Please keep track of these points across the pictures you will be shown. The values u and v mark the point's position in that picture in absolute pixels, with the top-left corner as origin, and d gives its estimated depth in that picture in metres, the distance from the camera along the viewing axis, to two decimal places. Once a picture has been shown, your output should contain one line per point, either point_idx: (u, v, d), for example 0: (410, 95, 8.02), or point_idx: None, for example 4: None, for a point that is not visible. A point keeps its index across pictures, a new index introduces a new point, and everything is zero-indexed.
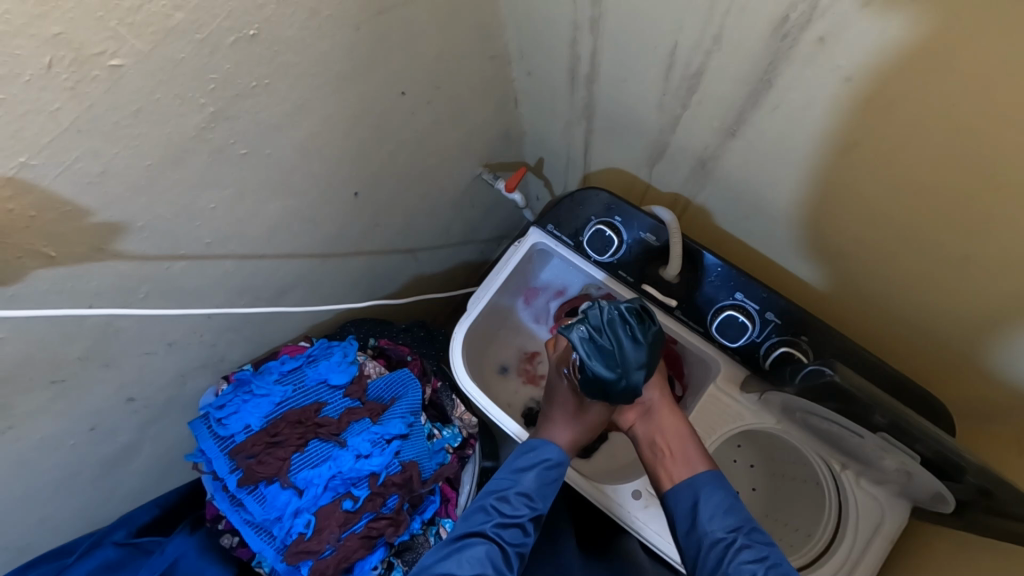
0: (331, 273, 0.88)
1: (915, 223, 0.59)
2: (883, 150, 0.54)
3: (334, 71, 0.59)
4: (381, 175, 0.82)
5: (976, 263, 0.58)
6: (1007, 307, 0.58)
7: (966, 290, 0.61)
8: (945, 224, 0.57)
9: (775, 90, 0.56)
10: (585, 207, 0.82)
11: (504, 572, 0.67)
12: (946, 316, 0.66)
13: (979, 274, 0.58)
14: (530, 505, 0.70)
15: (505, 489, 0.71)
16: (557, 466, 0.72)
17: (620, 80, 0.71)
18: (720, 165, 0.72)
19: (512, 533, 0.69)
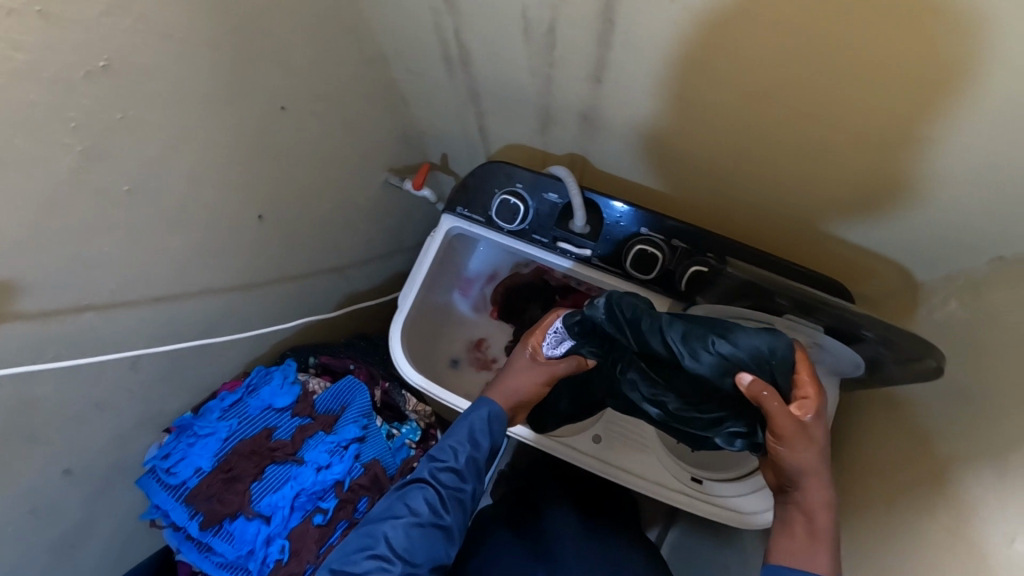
0: (257, 304, 0.87)
1: (769, 124, 0.66)
2: (722, 65, 0.60)
3: (200, 92, 0.60)
4: (284, 196, 0.82)
5: (827, 145, 0.65)
6: (864, 177, 0.66)
7: (829, 173, 0.69)
8: (793, 117, 0.63)
9: (618, 29, 0.61)
10: (489, 181, 0.86)
11: (440, 514, 0.66)
12: (823, 201, 0.73)
13: (835, 156, 0.66)
14: (464, 451, 0.69)
15: (445, 436, 0.70)
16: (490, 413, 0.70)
17: (488, 54, 0.75)
18: (599, 114, 0.77)
19: (448, 477, 0.68)
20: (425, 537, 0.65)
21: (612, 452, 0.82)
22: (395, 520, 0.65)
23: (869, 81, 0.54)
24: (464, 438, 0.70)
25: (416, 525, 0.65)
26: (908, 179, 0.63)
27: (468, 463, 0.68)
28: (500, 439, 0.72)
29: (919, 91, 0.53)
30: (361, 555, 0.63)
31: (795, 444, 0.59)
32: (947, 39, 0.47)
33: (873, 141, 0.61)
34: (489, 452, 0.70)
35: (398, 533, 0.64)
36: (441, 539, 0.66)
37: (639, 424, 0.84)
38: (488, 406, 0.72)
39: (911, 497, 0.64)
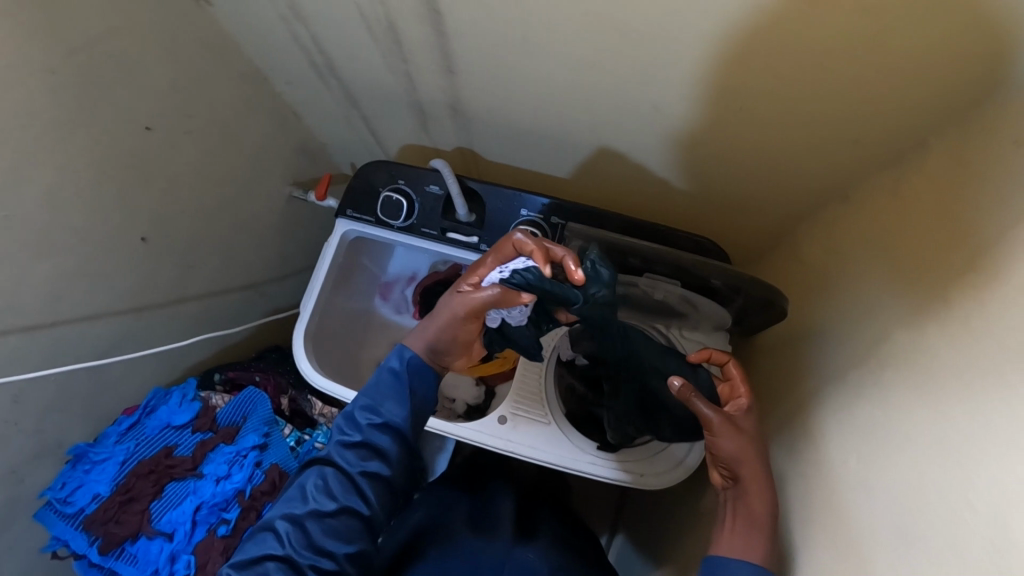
0: (160, 328, 0.88)
1: (610, 96, 0.69)
2: (550, 41, 0.63)
3: (45, 118, 0.62)
4: (169, 217, 0.83)
5: (664, 108, 0.68)
6: (710, 132, 0.69)
7: (678, 135, 0.72)
8: (628, 86, 0.66)
9: (447, 17, 0.63)
10: (373, 182, 0.87)
11: (352, 499, 0.66)
12: (684, 163, 0.77)
13: (680, 118, 0.69)
14: (370, 429, 0.67)
15: (351, 409, 0.69)
16: (403, 372, 0.69)
17: (348, 57, 0.78)
18: (465, 104, 0.80)
19: (354, 456, 0.67)
20: (336, 524, 0.65)
21: (519, 431, 0.82)
22: (298, 512, 0.64)
23: (677, 41, 0.58)
24: (371, 413, 0.68)
25: (321, 513, 0.64)
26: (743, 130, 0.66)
27: (377, 439, 0.68)
28: (416, 407, 0.70)
29: (719, 44, 0.56)
30: (262, 555, 0.62)
31: (728, 435, 0.63)
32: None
33: (704, 98, 0.64)
34: (402, 425, 0.68)
35: (301, 524, 0.64)
36: (355, 523, 0.66)
37: (544, 401, 0.85)
38: (408, 364, 0.70)
39: (787, 435, 0.67)
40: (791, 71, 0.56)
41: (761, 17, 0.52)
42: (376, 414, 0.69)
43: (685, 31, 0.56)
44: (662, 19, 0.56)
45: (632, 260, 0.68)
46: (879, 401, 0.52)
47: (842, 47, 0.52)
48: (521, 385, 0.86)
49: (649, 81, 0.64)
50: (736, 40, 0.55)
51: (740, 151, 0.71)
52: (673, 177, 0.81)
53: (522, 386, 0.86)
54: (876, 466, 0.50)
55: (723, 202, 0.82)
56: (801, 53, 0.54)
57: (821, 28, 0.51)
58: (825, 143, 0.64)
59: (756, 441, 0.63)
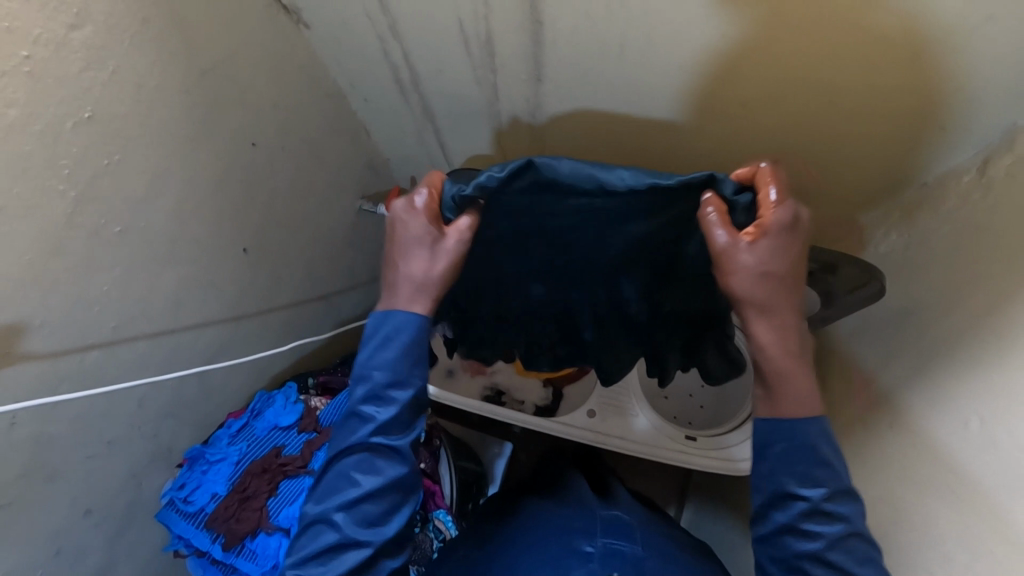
0: (253, 337, 0.92)
1: (693, 95, 0.73)
2: (641, 44, 0.67)
3: (175, 134, 0.66)
4: (264, 230, 0.88)
5: (749, 104, 0.72)
6: (793, 124, 0.73)
7: (753, 130, 0.76)
8: (716, 83, 0.70)
9: (547, 27, 0.68)
10: (455, 190, 0.91)
11: (403, 476, 0.60)
12: (759, 159, 0.81)
13: (759, 117, 0.73)
14: (403, 396, 0.60)
15: (372, 384, 0.60)
16: (403, 334, 0.59)
17: (436, 72, 0.82)
18: (546, 112, 0.85)
19: (391, 429, 0.60)
20: (388, 502, 0.60)
21: (607, 422, 0.86)
22: (345, 505, 0.59)
23: (769, 39, 0.62)
24: (395, 375, 0.60)
25: (368, 496, 0.59)
26: (826, 121, 0.70)
27: (395, 411, 0.60)
28: (434, 358, 0.62)
29: (809, 39, 0.60)
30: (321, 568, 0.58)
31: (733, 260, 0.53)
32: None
33: (785, 93, 0.68)
34: (436, 378, 0.62)
35: (354, 508, 0.59)
36: (404, 498, 0.61)
37: (628, 392, 0.88)
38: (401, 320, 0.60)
39: (887, 410, 0.69)
40: (876, 61, 0.60)
41: (853, 11, 0.56)
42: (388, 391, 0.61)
43: (779, 28, 0.60)
44: (755, 20, 0.60)
45: None
46: (996, 367, 0.54)
47: (931, 37, 0.56)
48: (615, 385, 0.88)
49: (733, 78, 0.68)
50: (829, 35, 0.59)
51: (818, 145, 0.75)
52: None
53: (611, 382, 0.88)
54: (1004, 425, 0.52)
55: (795, 197, 0.86)
56: (889, 46, 0.58)
57: (914, 19, 0.55)
58: (904, 131, 0.68)
59: (770, 292, 0.54)
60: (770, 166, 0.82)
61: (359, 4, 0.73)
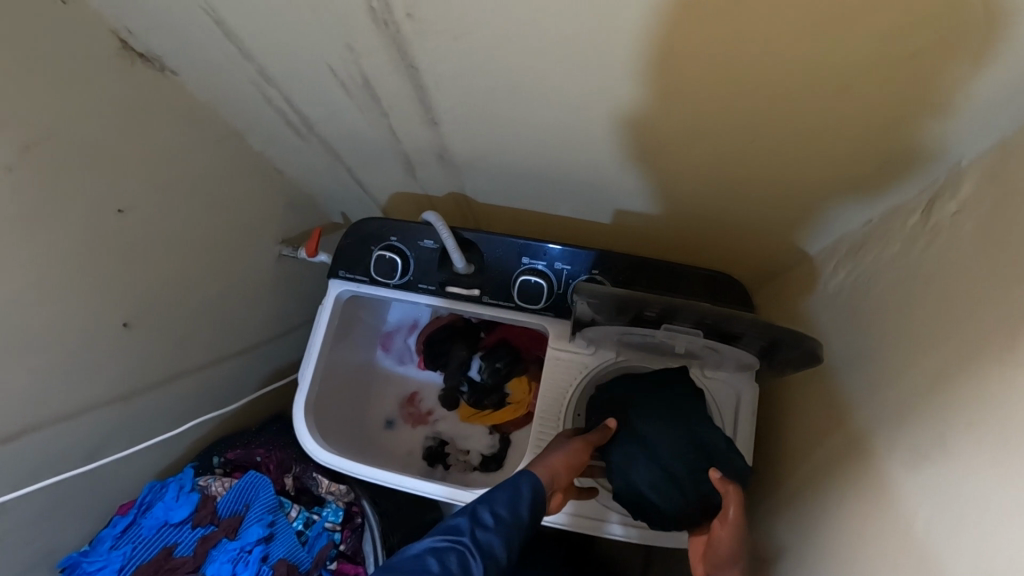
0: (153, 412, 0.84)
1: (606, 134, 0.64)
2: (533, 88, 0.59)
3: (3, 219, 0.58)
4: (152, 298, 0.80)
5: (665, 141, 0.64)
6: (718, 160, 0.65)
7: (681, 169, 0.68)
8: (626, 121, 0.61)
9: (424, 72, 0.59)
10: (364, 241, 0.83)
11: None
12: (690, 192, 0.72)
13: (687, 155, 0.65)
14: (505, 525, 0.61)
15: (495, 494, 0.63)
16: (532, 489, 0.65)
17: (326, 115, 0.74)
18: (454, 153, 0.76)
19: (486, 539, 0.60)
20: None
21: None
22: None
23: (672, 83, 0.53)
24: (507, 501, 0.63)
25: None
26: (754, 155, 0.62)
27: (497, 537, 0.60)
28: (538, 511, 0.65)
29: (717, 80, 0.52)
30: None
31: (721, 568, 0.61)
32: (722, 26, 0.46)
33: (708, 133, 0.60)
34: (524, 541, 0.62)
35: None
36: None
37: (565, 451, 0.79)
38: (531, 479, 0.66)
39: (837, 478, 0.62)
40: (804, 101, 0.52)
41: (763, 51, 0.48)
42: (496, 519, 0.62)
43: (679, 74, 0.52)
44: (651, 63, 0.52)
45: (650, 312, 0.63)
46: (941, 462, 0.48)
47: (859, 82, 0.48)
48: (545, 399, 0.80)
49: (649, 119, 0.60)
50: (741, 76, 0.51)
51: (756, 182, 0.67)
52: (679, 210, 0.77)
53: (546, 411, 0.80)
54: (948, 539, 0.45)
55: (736, 228, 0.78)
56: (815, 84, 0.50)
57: (837, 58, 0.46)
58: (840, 165, 0.59)
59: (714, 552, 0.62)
60: (706, 203, 0.74)
61: (218, 49, 0.64)
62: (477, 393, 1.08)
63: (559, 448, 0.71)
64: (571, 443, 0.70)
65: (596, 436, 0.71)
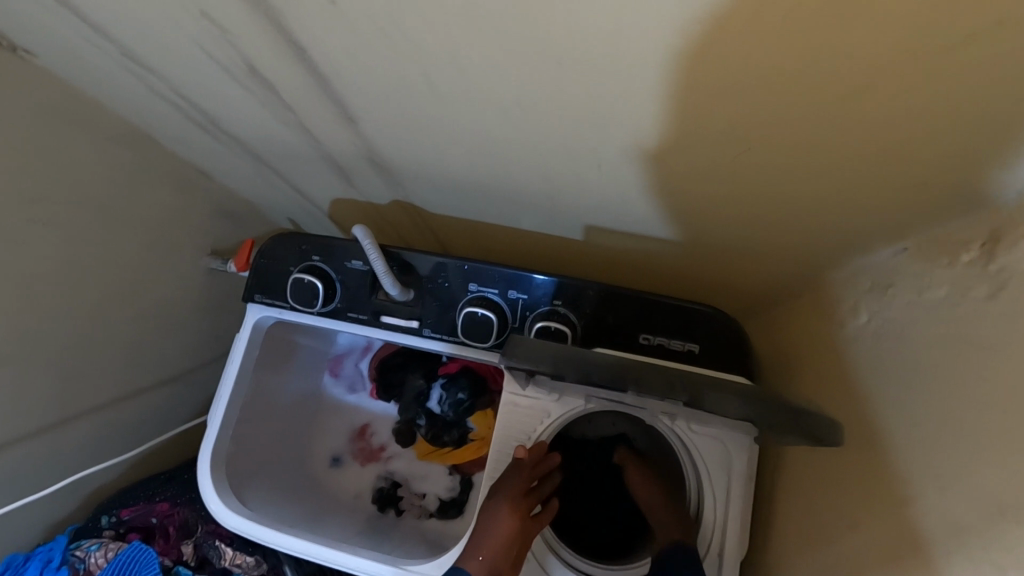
0: (38, 461, 0.72)
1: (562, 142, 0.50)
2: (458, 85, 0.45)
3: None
4: (26, 329, 0.66)
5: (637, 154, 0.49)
6: (705, 175, 0.50)
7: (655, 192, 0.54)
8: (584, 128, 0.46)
9: (317, 56, 0.45)
10: (281, 261, 0.69)
11: None
12: (675, 211, 0.58)
13: (663, 173, 0.51)
14: None
15: None
16: None
17: (225, 110, 0.60)
18: (385, 157, 0.62)
19: None
20: None
21: None
22: None
23: (635, 82, 0.39)
24: None
25: None
26: (754, 173, 0.48)
27: None
28: None
29: (702, 79, 0.37)
30: None
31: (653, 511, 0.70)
32: (702, 1, 0.31)
33: (692, 146, 0.46)
34: None
35: None
36: None
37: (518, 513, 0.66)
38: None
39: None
40: (825, 109, 0.37)
41: (767, 36, 0.33)
42: None
43: (645, 68, 0.37)
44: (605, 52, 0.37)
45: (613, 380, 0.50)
46: None
47: (917, 78, 0.33)
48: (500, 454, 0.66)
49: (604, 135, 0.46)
50: (735, 71, 0.36)
51: (754, 206, 0.52)
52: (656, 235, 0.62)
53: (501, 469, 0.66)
54: None
55: (734, 252, 0.63)
56: (845, 82, 0.35)
57: (872, 48, 0.32)
58: (870, 180, 0.44)
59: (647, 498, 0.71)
60: (692, 228, 0.59)
61: (65, 26, 0.50)
62: (437, 429, 0.95)
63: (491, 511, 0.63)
64: (494, 496, 0.63)
65: (528, 461, 0.65)
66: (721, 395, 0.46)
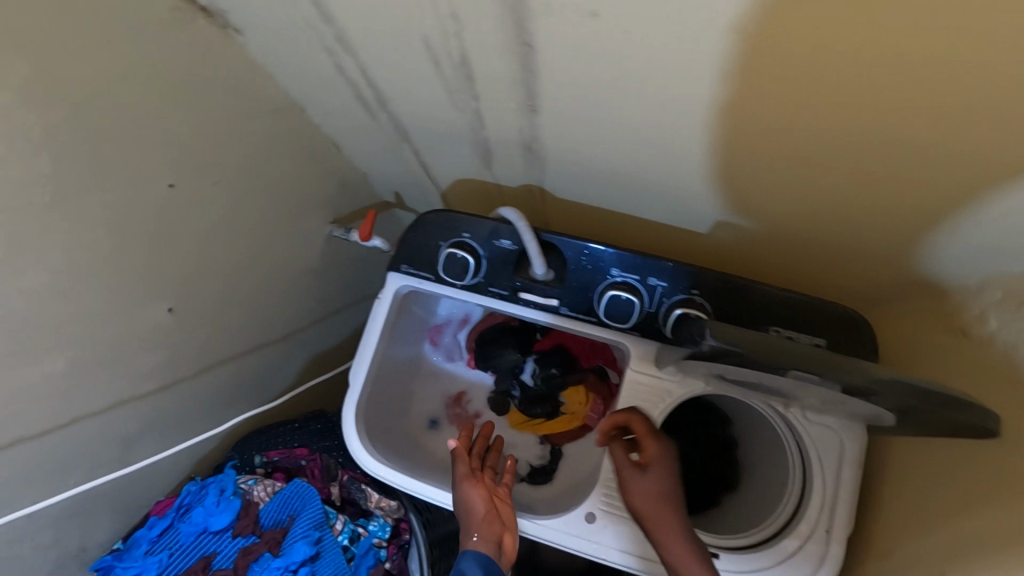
0: (190, 402, 0.79)
1: (729, 142, 0.53)
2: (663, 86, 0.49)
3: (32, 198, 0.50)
4: (197, 282, 0.72)
5: (781, 162, 0.53)
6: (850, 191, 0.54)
7: (771, 184, 0.57)
8: (749, 127, 0.50)
9: (539, 52, 0.49)
10: (430, 236, 0.74)
11: None
12: (794, 218, 0.61)
13: (774, 166, 0.55)
14: None
15: None
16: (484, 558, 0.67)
17: (403, 92, 0.65)
18: (544, 145, 0.66)
19: None
20: None
21: (609, 532, 0.70)
22: None
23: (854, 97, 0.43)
24: None
25: None
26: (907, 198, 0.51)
27: None
28: None
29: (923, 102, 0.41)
30: None
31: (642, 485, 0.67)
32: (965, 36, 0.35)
33: (837, 165, 0.51)
34: None
35: None
36: None
37: None
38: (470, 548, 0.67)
39: None
40: None
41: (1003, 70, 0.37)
42: None
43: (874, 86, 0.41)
44: (839, 71, 0.41)
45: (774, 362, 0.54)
46: None
47: None
48: (622, 426, 0.72)
49: (751, 123, 0.50)
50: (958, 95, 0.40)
51: (856, 206, 0.55)
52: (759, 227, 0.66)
53: (622, 441, 0.72)
54: None
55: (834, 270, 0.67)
56: None
57: None
58: None
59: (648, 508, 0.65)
60: (786, 221, 0.63)
61: (293, 7, 0.54)
62: (531, 399, 1.02)
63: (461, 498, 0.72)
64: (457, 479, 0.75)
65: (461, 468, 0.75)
66: (861, 381, 0.50)
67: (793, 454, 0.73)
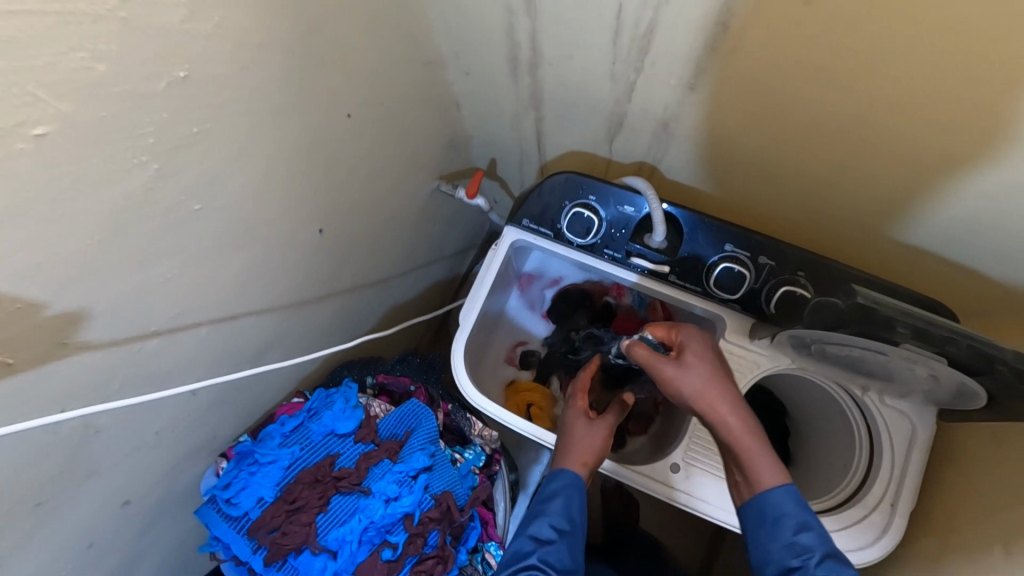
0: (309, 323, 0.85)
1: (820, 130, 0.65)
2: (855, 80, 0.55)
3: (268, 105, 0.56)
4: (339, 209, 0.79)
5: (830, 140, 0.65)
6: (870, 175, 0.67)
7: (835, 147, 0.66)
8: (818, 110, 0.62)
9: (731, 31, 0.56)
10: (554, 196, 0.81)
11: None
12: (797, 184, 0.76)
13: (793, 133, 0.67)
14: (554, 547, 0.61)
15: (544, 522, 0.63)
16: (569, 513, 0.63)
17: (565, 57, 0.71)
18: (683, 123, 0.73)
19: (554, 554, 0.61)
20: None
21: (692, 481, 0.76)
22: None
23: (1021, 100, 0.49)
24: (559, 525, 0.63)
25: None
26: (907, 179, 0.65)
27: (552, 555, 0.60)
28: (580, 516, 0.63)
29: None
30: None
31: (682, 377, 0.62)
32: None
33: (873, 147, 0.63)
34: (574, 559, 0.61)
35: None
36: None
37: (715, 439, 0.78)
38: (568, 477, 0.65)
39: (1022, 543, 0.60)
40: None
41: None
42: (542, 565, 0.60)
43: None
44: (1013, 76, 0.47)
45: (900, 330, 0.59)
46: None
47: None
48: None
49: (825, 77, 0.57)
50: None
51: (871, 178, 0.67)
52: (798, 194, 0.76)
53: None
54: None
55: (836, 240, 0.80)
56: None
57: None
58: None
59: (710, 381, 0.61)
60: (796, 184, 0.75)
61: None
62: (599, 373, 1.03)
63: (574, 424, 0.72)
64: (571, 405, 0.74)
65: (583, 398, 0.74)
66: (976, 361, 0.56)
67: (860, 432, 0.79)
